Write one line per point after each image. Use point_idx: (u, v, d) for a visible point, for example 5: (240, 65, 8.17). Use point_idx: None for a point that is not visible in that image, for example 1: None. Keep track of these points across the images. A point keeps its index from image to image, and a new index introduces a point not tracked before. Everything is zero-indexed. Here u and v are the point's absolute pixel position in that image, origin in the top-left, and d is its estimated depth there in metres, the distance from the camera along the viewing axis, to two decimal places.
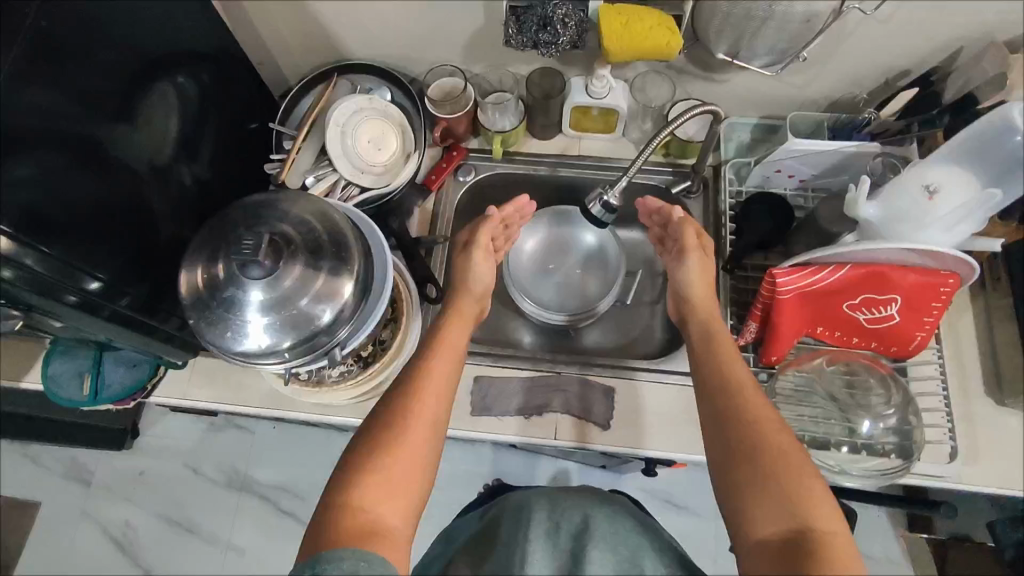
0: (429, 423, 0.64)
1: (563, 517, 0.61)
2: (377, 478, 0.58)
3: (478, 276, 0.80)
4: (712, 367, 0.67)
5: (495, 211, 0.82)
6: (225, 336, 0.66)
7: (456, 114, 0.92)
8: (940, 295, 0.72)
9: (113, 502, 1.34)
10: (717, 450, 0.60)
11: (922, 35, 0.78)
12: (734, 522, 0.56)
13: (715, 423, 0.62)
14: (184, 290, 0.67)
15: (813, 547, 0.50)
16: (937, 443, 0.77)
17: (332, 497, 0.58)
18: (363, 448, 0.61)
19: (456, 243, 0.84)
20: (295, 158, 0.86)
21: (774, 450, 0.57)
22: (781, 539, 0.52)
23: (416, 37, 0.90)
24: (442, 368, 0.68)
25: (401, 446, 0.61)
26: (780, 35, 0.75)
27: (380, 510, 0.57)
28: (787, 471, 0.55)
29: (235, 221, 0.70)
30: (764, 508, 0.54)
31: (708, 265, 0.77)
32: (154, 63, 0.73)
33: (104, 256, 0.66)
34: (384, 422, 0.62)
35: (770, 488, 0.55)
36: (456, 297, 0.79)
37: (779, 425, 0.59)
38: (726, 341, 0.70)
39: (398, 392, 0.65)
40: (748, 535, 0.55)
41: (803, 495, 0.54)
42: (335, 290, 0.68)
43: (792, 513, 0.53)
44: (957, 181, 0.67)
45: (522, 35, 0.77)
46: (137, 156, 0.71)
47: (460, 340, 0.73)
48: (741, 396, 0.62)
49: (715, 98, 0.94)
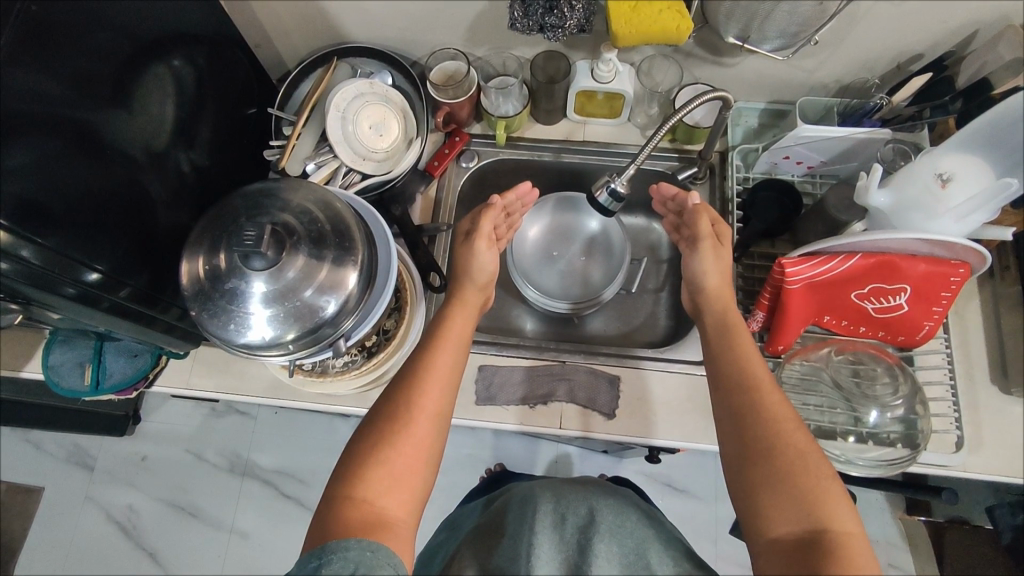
0: (434, 413, 0.63)
1: (568, 510, 0.63)
2: (385, 472, 0.58)
3: (482, 265, 0.79)
4: (724, 361, 0.67)
5: (499, 198, 0.80)
6: (228, 328, 0.65)
7: (458, 98, 0.90)
8: (949, 285, 0.71)
9: (116, 487, 1.35)
10: (729, 448, 0.61)
11: (940, 21, 0.76)
12: (746, 520, 0.57)
13: (729, 420, 0.62)
14: (185, 280, 0.66)
15: (825, 549, 0.51)
16: (943, 433, 0.77)
17: (336, 489, 0.58)
18: (370, 441, 0.60)
19: (460, 231, 0.83)
20: (295, 144, 0.85)
21: (786, 448, 0.57)
22: (794, 539, 0.53)
23: (416, 21, 0.87)
24: (446, 358, 0.67)
25: (407, 437, 0.60)
26: (792, 18, 0.73)
27: (389, 501, 0.57)
28: (798, 470, 0.56)
29: (237, 210, 0.69)
30: (775, 506, 0.55)
31: (721, 254, 0.75)
32: (149, 46, 0.71)
33: (103, 246, 0.65)
34: (390, 413, 0.62)
35: (783, 486, 0.55)
36: (460, 285, 0.78)
37: (791, 422, 0.59)
38: (739, 335, 0.69)
39: (403, 381, 0.65)
40: (761, 533, 0.55)
41: (816, 493, 0.54)
42: (339, 281, 0.67)
43: (805, 512, 0.53)
44: (970, 169, 0.66)
45: (528, 18, 0.74)
46: (134, 141, 0.70)
47: (464, 330, 0.72)
48: (754, 390, 0.62)
49: (722, 83, 0.92)
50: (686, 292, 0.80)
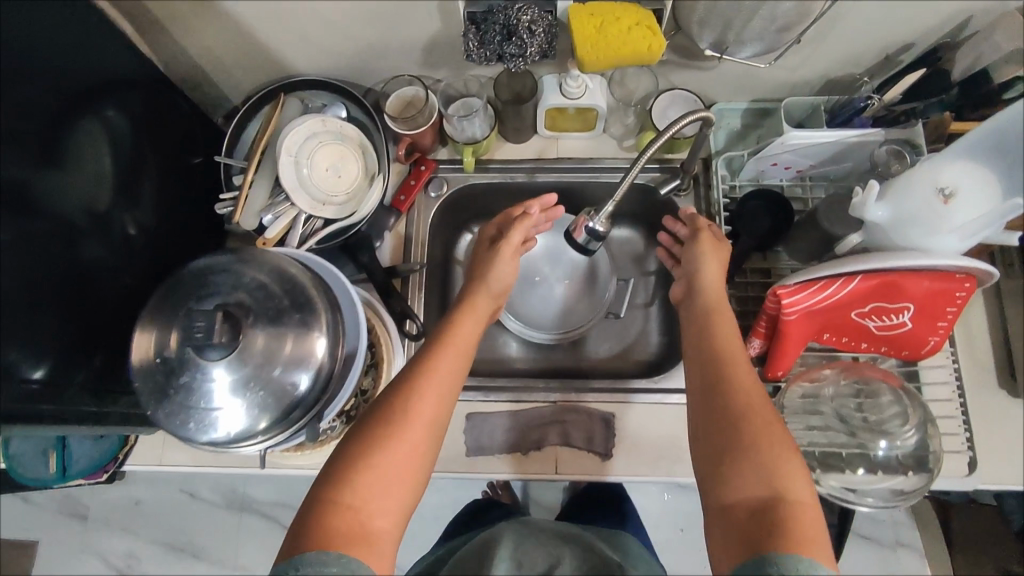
0: (431, 419, 0.60)
1: (528, 559, 0.59)
2: (370, 479, 0.55)
3: (500, 276, 0.75)
4: (703, 334, 0.66)
5: (538, 210, 0.77)
6: (188, 427, 0.60)
7: (418, 130, 0.84)
8: (955, 300, 0.67)
9: (109, 531, 1.27)
10: (699, 416, 0.59)
11: (933, 13, 0.70)
12: (708, 478, 0.55)
13: (702, 388, 0.61)
14: (137, 376, 0.61)
15: (778, 517, 0.50)
16: (956, 455, 0.73)
17: (321, 492, 0.55)
18: (358, 443, 0.57)
19: (483, 236, 0.80)
20: (247, 195, 0.79)
21: (752, 416, 0.56)
22: (751, 505, 0.52)
23: (366, 49, 0.80)
24: (445, 365, 0.63)
25: (397, 444, 0.57)
26: (772, 22, 0.66)
27: (371, 512, 0.54)
28: (762, 438, 0.54)
29: (187, 289, 0.63)
30: (737, 471, 0.53)
31: (720, 251, 0.73)
32: (80, 98, 0.65)
33: (44, 343, 0.62)
34: (380, 417, 0.58)
35: (746, 453, 0.54)
36: (472, 290, 0.74)
37: (762, 396, 0.58)
38: (720, 312, 0.67)
39: (397, 387, 0.61)
40: (719, 499, 0.54)
41: (778, 464, 0.53)
42: (304, 356, 0.62)
43: (765, 481, 0.52)
44: (975, 183, 0.61)
45: (485, 48, 0.67)
46: (71, 203, 0.65)
47: (468, 339, 0.68)
48: (727, 361, 0.61)
49: (702, 85, 0.86)
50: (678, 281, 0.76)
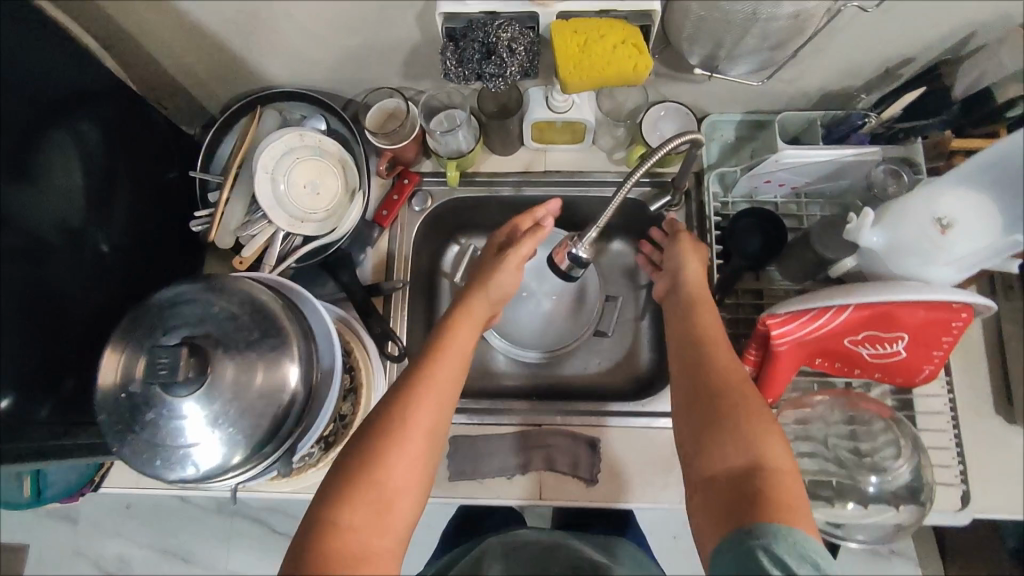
0: (429, 430, 0.57)
1: None
2: (369, 496, 0.53)
3: (500, 284, 0.71)
4: (683, 317, 0.67)
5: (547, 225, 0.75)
6: (156, 465, 0.58)
7: (398, 144, 0.81)
8: (950, 330, 0.64)
9: (102, 536, 1.16)
10: (680, 393, 0.60)
11: (932, 28, 0.67)
12: (690, 452, 0.55)
13: (682, 366, 0.61)
14: (99, 414, 0.59)
15: (756, 487, 0.50)
16: (948, 487, 0.71)
17: (321, 511, 0.53)
18: (356, 460, 0.55)
19: (491, 243, 0.78)
20: (222, 213, 0.77)
21: (731, 391, 0.56)
22: (733, 476, 0.52)
23: (344, 61, 0.77)
24: (443, 372, 0.60)
25: (396, 458, 0.55)
26: (766, 38, 0.62)
27: (371, 530, 0.53)
28: (741, 411, 0.54)
29: (154, 319, 0.61)
30: (718, 443, 0.53)
31: (701, 251, 0.73)
32: (47, 111, 0.63)
33: (8, 373, 0.61)
34: (377, 430, 0.56)
35: (725, 424, 0.54)
36: (470, 292, 0.70)
37: (740, 373, 0.58)
38: (700, 295, 0.68)
39: (393, 397, 0.58)
40: (702, 471, 0.54)
41: (759, 434, 0.53)
42: (277, 385, 0.60)
43: (747, 452, 0.52)
44: (973, 216, 0.59)
45: (463, 66, 0.65)
46: (41, 220, 0.64)
47: (466, 345, 0.64)
48: (704, 339, 0.62)
49: (694, 97, 0.83)
50: (661, 278, 0.75)
